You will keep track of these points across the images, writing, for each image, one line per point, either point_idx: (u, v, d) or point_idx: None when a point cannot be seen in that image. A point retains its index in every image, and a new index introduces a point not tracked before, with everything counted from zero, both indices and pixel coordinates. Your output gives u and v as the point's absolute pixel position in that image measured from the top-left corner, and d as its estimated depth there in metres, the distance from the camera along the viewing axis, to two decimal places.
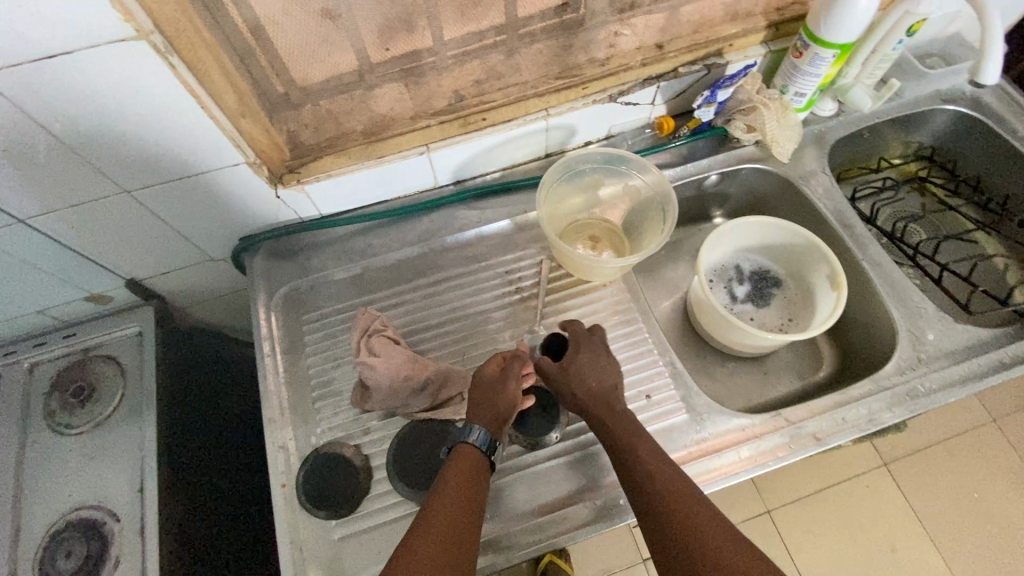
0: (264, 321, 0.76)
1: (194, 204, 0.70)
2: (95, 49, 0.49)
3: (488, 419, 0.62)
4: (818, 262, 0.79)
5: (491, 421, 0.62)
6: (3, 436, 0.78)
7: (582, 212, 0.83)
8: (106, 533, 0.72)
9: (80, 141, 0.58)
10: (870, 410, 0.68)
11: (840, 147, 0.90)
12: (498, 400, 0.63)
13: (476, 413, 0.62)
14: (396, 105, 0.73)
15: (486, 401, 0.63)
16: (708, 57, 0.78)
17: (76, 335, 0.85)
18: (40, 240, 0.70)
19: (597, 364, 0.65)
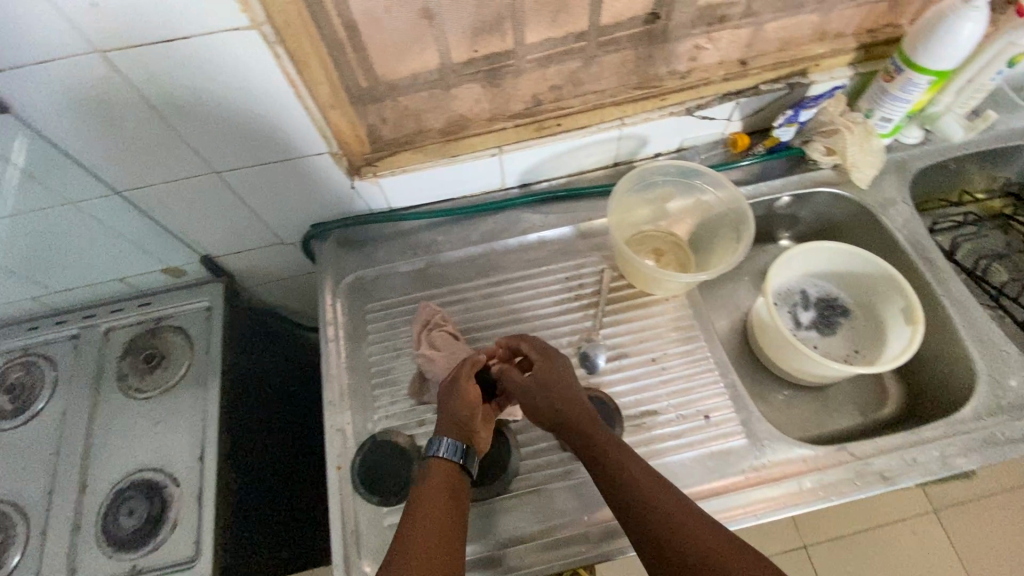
0: (330, 307, 0.78)
1: (275, 189, 0.73)
2: (213, 36, 0.52)
3: (455, 430, 0.61)
4: (892, 294, 0.77)
5: (458, 432, 0.61)
6: (78, 394, 0.82)
7: (647, 223, 0.83)
8: (166, 497, 0.75)
9: (183, 122, 0.61)
10: (942, 454, 0.65)
11: (922, 177, 0.86)
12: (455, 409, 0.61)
13: (441, 426, 0.61)
14: (474, 106, 0.74)
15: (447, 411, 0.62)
16: (792, 76, 0.77)
17: (151, 304, 0.89)
18: (131, 211, 0.74)
19: (561, 372, 0.63)
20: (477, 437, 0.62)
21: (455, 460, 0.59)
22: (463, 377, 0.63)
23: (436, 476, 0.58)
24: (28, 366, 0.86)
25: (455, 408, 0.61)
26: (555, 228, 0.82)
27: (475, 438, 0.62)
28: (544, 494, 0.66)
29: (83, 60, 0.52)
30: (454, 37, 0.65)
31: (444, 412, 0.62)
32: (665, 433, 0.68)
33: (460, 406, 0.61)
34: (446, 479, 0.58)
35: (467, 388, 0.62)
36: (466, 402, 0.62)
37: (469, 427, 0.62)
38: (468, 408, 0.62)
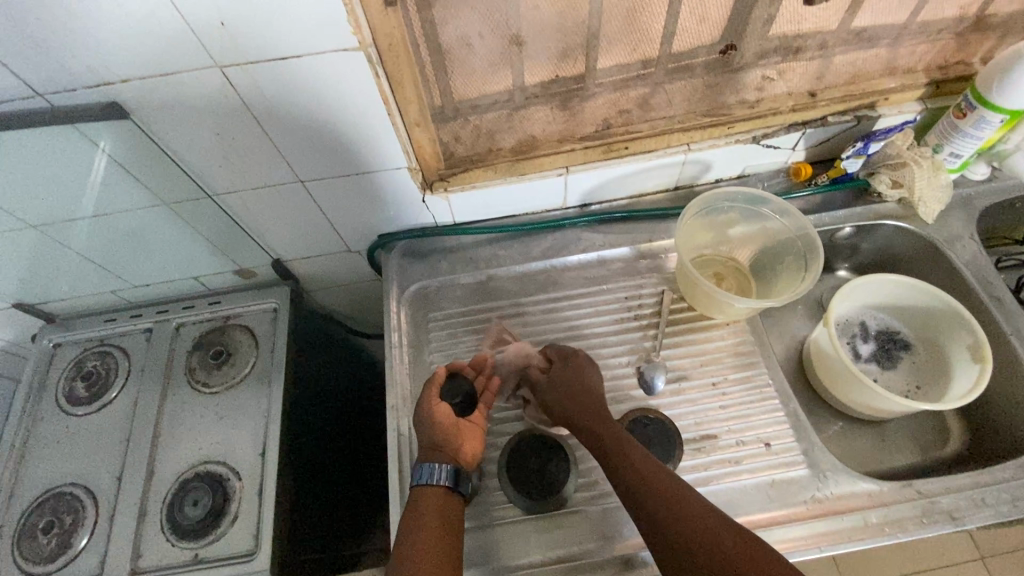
0: (394, 314, 0.80)
1: (352, 199, 0.76)
2: (322, 56, 0.56)
3: (437, 454, 0.64)
4: (959, 331, 0.75)
5: (443, 454, 0.64)
6: (149, 384, 0.86)
7: (708, 247, 0.83)
8: (228, 489, 0.77)
9: (279, 133, 0.65)
10: (1014, 496, 0.63)
11: (988, 214, 0.85)
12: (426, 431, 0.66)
13: (423, 452, 0.65)
14: (545, 128, 0.77)
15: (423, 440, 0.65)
16: (859, 108, 0.78)
17: (220, 303, 0.93)
18: (216, 213, 0.78)
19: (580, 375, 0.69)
20: (460, 451, 0.65)
21: (443, 483, 0.62)
22: (429, 405, 0.67)
23: (426, 502, 0.61)
24: (103, 355, 0.90)
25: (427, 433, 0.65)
26: (615, 248, 0.84)
27: (458, 452, 0.65)
28: (598, 511, 0.66)
29: (203, 73, 0.57)
30: (535, 62, 0.68)
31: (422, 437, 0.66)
32: (725, 458, 0.68)
33: (431, 431, 0.65)
34: (437, 503, 0.61)
35: (433, 411, 0.66)
36: (437, 426, 0.65)
37: (448, 445, 0.65)
38: (438, 429, 0.65)
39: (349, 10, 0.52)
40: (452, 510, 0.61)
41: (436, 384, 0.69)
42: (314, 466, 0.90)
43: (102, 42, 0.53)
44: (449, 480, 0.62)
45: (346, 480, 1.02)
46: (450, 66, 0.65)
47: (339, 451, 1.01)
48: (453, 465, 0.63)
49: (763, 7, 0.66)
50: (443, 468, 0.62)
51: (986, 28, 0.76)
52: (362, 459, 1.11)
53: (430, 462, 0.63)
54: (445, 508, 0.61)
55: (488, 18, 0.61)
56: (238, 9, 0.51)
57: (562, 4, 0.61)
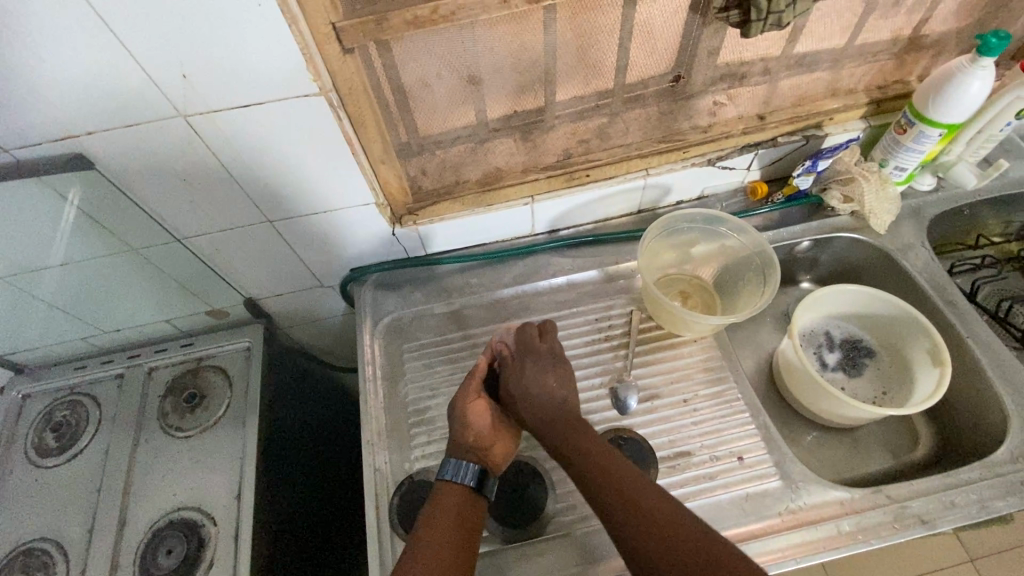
0: (368, 347, 0.81)
1: (322, 235, 0.78)
2: (283, 102, 0.58)
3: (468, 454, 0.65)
4: (918, 336, 0.78)
5: (471, 455, 0.65)
6: (120, 431, 0.85)
7: (673, 266, 0.86)
8: (203, 535, 0.76)
9: (245, 176, 0.66)
10: (981, 497, 0.64)
11: (939, 222, 0.89)
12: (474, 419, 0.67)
13: (456, 447, 0.66)
14: (508, 159, 0.79)
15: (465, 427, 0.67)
16: (807, 129, 0.82)
17: (193, 344, 0.92)
18: (186, 256, 0.79)
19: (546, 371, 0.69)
20: (490, 453, 0.67)
21: (468, 483, 0.63)
22: (465, 396, 0.69)
23: (447, 499, 0.62)
24: (73, 405, 0.89)
25: (462, 431, 0.66)
26: (583, 272, 0.86)
27: (488, 456, 0.66)
28: (578, 536, 0.65)
29: (167, 123, 0.58)
30: (494, 97, 0.70)
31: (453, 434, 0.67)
32: (699, 473, 0.69)
33: (466, 428, 0.66)
34: (459, 503, 0.61)
35: (469, 404, 0.68)
36: (470, 421, 0.67)
37: (479, 447, 0.66)
38: (471, 429, 0.66)
39: (307, 59, 0.55)
40: (471, 511, 0.62)
41: (477, 377, 0.70)
42: (291, 507, 0.88)
43: (66, 98, 0.54)
44: (472, 481, 0.63)
45: (322, 520, 0.99)
46: (411, 104, 0.67)
47: (316, 489, 0.98)
48: (481, 468, 0.64)
49: (707, 39, 0.70)
50: (469, 468, 0.63)
51: (920, 48, 0.80)
52: (342, 496, 1.09)
53: (458, 459, 0.64)
54: (466, 510, 0.61)
55: (444, 59, 0.63)
56: (200, 61, 0.53)
57: (514, 43, 0.64)
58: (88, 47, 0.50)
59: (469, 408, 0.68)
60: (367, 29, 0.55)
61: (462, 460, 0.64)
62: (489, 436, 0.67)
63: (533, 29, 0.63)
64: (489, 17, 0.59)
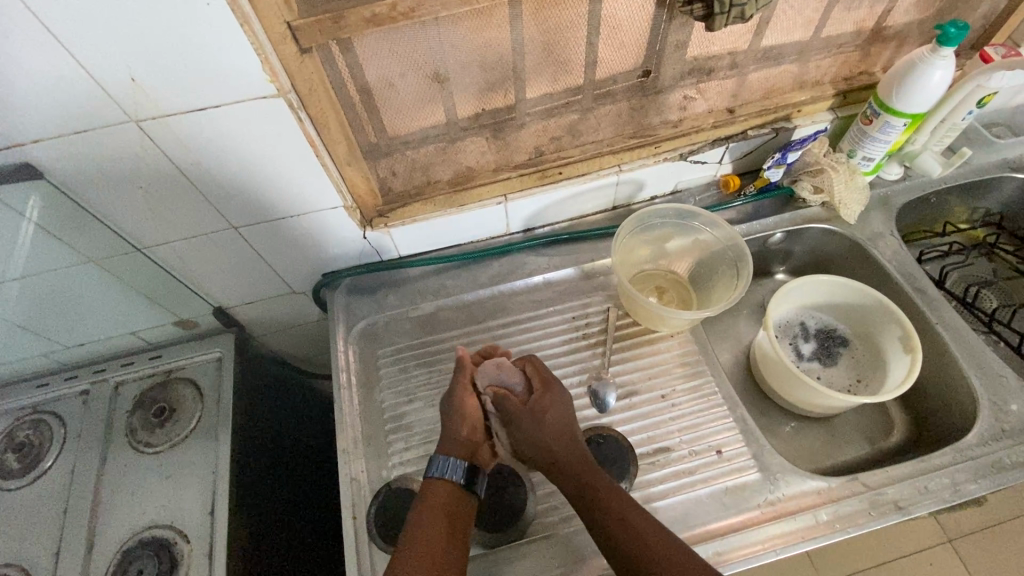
0: (342, 353, 0.79)
1: (290, 241, 0.76)
2: (240, 104, 0.57)
3: (453, 448, 0.64)
4: (889, 324, 0.79)
5: (461, 451, 0.64)
6: (86, 449, 0.82)
7: (649, 262, 0.86)
8: (176, 554, 0.73)
9: (205, 182, 0.64)
10: (954, 481, 0.65)
11: (906, 211, 0.90)
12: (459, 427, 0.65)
13: (445, 444, 0.64)
14: (479, 158, 0.78)
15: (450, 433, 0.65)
16: (776, 121, 0.83)
17: (161, 356, 0.90)
18: (149, 267, 0.76)
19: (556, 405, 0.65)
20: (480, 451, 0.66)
21: (457, 479, 0.61)
22: (461, 390, 0.67)
23: (436, 497, 0.60)
24: (36, 423, 0.86)
25: (457, 427, 0.65)
26: (559, 270, 0.85)
27: (478, 455, 0.66)
28: (559, 537, 0.65)
29: (120, 130, 0.56)
30: (462, 96, 0.69)
31: (451, 430, 0.65)
32: (679, 470, 0.68)
33: (460, 424, 0.65)
34: (447, 502, 0.60)
35: (463, 403, 0.66)
36: (465, 416, 0.66)
37: (471, 442, 0.65)
38: (467, 423, 0.66)
39: (263, 59, 0.53)
40: (460, 506, 0.61)
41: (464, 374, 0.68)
42: (267, 520, 0.85)
43: (7, 105, 0.52)
44: (462, 477, 0.62)
45: (300, 533, 0.96)
46: (377, 105, 0.66)
47: (292, 500, 0.96)
48: (471, 465, 0.63)
49: (675, 33, 0.69)
50: (458, 465, 0.62)
51: (884, 38, 0.81)
52: (321, 507, 1.07)
53: (449, 456, 0.63)
54: (455, 505, 0.60)
55: (408, 57, 0.62)
56: (149, 64, 0.51)
57: (479, 40, 0.63)
58: (27, 52, 0.48)
59: (464, 405, 0.66)
60: (325, 28, 0.54)
61: (451, 458, 0.63)
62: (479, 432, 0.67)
63: (497, 26, 0.62)
64: (450, 14, 0.58)
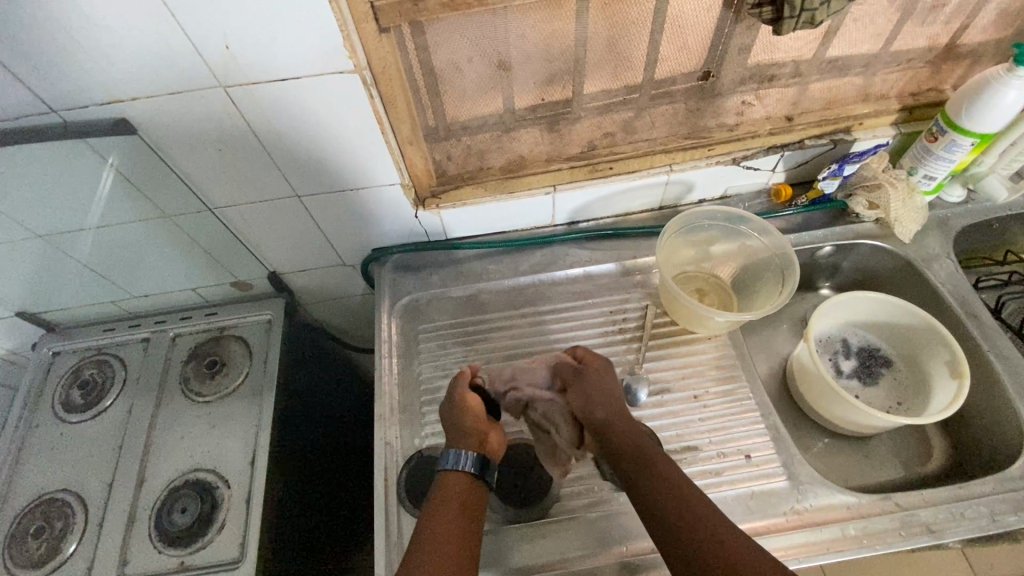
0: (385, 324, 0.83)
1: (347, 213, 0.80)
2: (318, 77, 0.60)
3: (462, 442, 0.64)
4: (937, 348, 0.77)
5: (470, 441, 0.64)
6: (144, 392, 0.88)
7: (692, 264, 0.86)
8: (216, 497, 0.78)
9: (277, 149, 0.68)
10: (992, 510, 0.63)
11: (966, 235, 0.87)
12: (464, 425, 0.65)
13: (452, 439, 0.65)
14: (533, 148, 0.80)
15: (457, 430, 0.65)
16: (835, 133, 0.81)
17: (217, 314, 0.95)
18: (216, 227, 0.81)
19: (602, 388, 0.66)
20: (488, 441, 0.65)
21: (469, 470, 0.62)
22: (461, 391, 0.67)
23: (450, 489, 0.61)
24: (100, 364, 0.92)
25: (461, 420, 0.65)
26: (601, 264, 0.86)
27: (487, 444, 0.65)
28: (581, 521, 0.66)
29: (208, 93, 0.61)
30: (523, 84, 0.71)
31: (454, 426, 0.65)
32: (706, 469, 0.69)
33: (463, 416, 0.65)
34: (462, 492, 0.61)
35: (464, 400, 0.67)
36: (467, 409, 0.66)
37: (476, 433, 0.65)
38: (469, 413, 0.66)
39: (344, 35, 0.56)
40: (474, 500, 0.61)
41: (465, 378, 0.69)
42: (302, 476, 0.90)
43: (112, 62, 0.56)
44: (474, 468, 0.62)
45: (330, 495, 1.00)
46: (441, 87, 0.69)
47: (325, 461, 1.00)
48: (481, 456, 0.63)
49: (740, 35, 0.70)
50: (469, 456, 0.62)
51: (957, 56, 0.79)
52: (348, 474, 1.11)
53: (458, 448, 0.63)
54: (469, 498, 0.61)
55: (476, 43, 0.65)
56: (241, 33, 0.55)
57: (546, 30, 0.65)
58: (137, 14, 0.52)
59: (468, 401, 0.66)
60: (404, 10, 0.57)
61: (459, 449, 0.63)
62: (484, 420, 0.66)
63: (565, 16, 0.64)
64: (521, 3, 0.60)
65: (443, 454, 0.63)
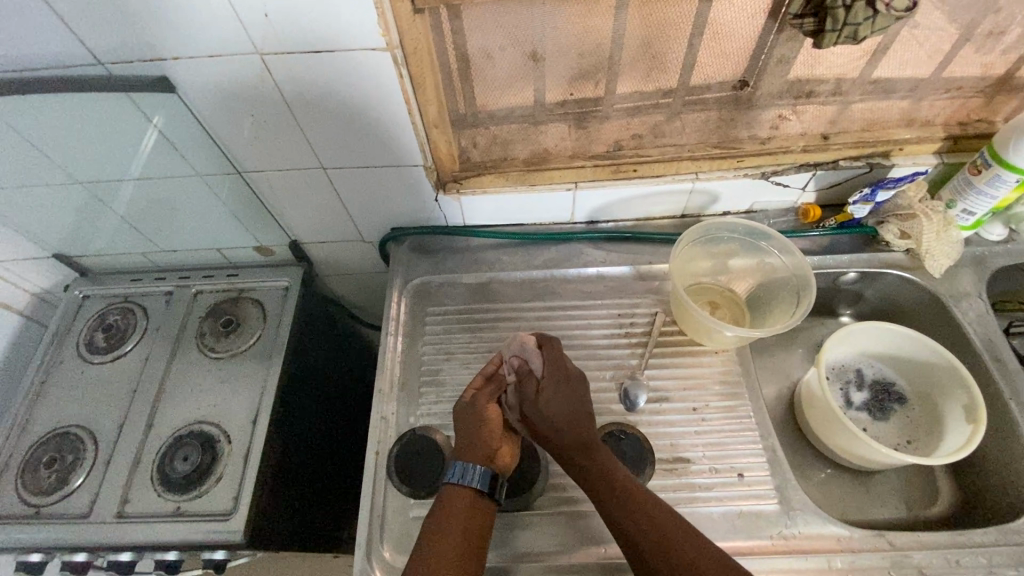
0: (395, 303, 0.84)
1: (369, 189, 0.81)
2: (352, 52, 0.61)
3: (472, 455, 0.64)
4: (955, 389, 0.74)
5: (479, 455, 0.64)
6: (162, 342, 0.92)
7: (707, 275, 0.85)
8: (217, 450, 0.81)
9: (307, 120, 0.70)
10: (991, 562, 0.61)
11: (1002, 276, 0.83)
12: (478, 437, 0.65)
13: (460, 450, 0.65)
14: (558, 143, 0.80)
15: (469, 441, 0.65)
16: (873, 156, 0.78)
17: (238, 275, 0.99)
18: (244, 190, 0.84)
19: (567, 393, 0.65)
20: (499, 453, 0.66)
21: (475, 485, 0.62)
22: (477, 402, 0.68)
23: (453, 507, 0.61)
24: (124, 311, 0.96)
25: (477, 430, 0.66)
26: (614, 266, 0.85)
27: (496, 459, 0.65)
28: (565, 518, 0.66)
29: (246, 59, 0.63)
30: (554, 77, 0.71)
31: (468, 435, 0.66)
32: (696, 482, 0.68)
33: (478, 427, 0.66)
34: (466, 510, 0.61)
35: (483, 410, 0.67)
36: (483, 419, 0.66)
37: (488, 446, 0.65)
38: (484, 424, 0.66)
39: (380, 12, 0.57)
40: (479, 516, 0.61)
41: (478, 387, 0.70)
42: (301, 441, 0.92)
43: (159, 21, 0.59)
44: (479, 484, 0.62)
45: (327, 463, 1.03)
46: (472, 74, 0.69)
47: (326, 430, 1.02)
48: (487, 471, 0.63)
49: (782, 46, 0.68)
50: (476, 470, 0.62)
51: (1012, 87, 0.76)
52: (346, 445, 1.13)
53: (464, 462, 0.64)
54: (472, 513, 0.61)
55: (510, 32, 0.65)
56: (282, 4, 0.56)
57: (582, 24, 0.65)
58: None
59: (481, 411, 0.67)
60: None
61: (468, 463, 0.63)
62: (498, 435, 0.66)
63: (601, 12, 0.63)
64: None
65: (451, 470, 0.64)
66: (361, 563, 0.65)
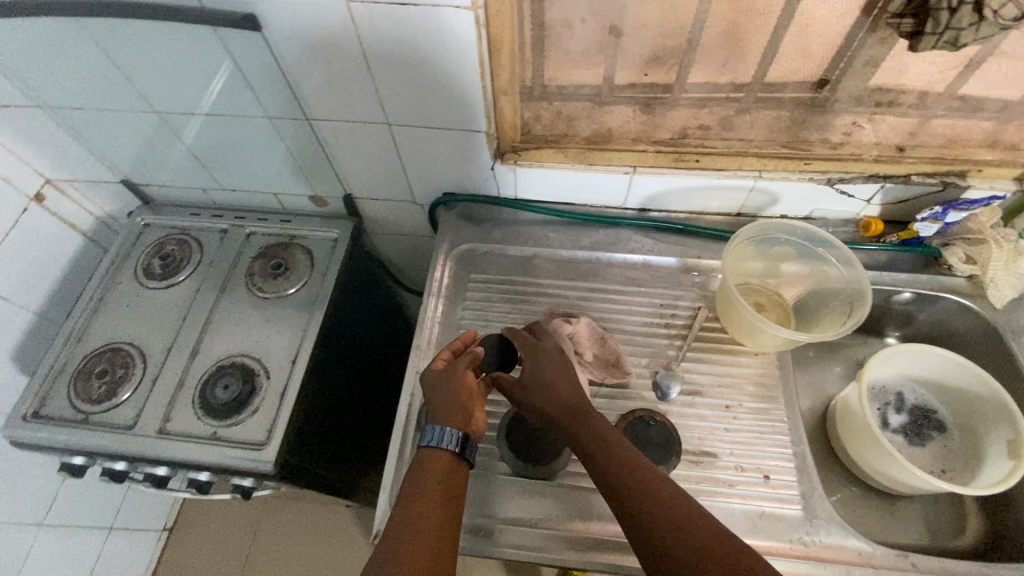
0: (440, 266, 0.86)
1: (430, 150, 0.82)
2: (436, 8, 0.62)
3: (449, 418, 0.63)
4: (1001, 422, 0.71)
5: (457, 420, 0.63)
6: (214, 276, 0.95)
7: (756, 277, 0.83)
8: (256, 384, 0.84)
9: (381, 73, 0.71)
10: None
11: None
12: (452, 404, 0.64)
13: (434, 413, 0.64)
14: (623, 124, 0.78)
15: (443, 408, 0.64)
16: (948, 175, 0.75)
17: (290, 221, 1.02)
18: (308, 138, 0.86)
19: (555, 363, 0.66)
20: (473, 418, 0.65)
21: (452, 449, 0.61)
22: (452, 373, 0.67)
23: (432, 464, 0.60)
24: (180, 243, 1.00)
25: (451, 395, 0.65)
26: (662, 256, 0.85)
27: (472, 424, 0.64)
28: (584, 492, 0.67)
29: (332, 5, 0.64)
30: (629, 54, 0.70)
31: (444, 397, 0.65)
32: (721, 477, 0.68)
33: (452, 394, 0.65)
34: (447, 470, 0.60)
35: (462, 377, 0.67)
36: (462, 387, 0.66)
37: (463, 411, 0.64)
38: (460, 389, 0.65)
39: None
40: (459, 476, 0.61)
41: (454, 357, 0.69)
42: (334, 387, 0.95)
43: None
44: (457, 447, 0.61)
45: (355, 413, 1.06)
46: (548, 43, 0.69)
47: (358, 382, 1.05)
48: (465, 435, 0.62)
49: (872, 47, 0.65)
50: (454, 433, 0.62)
51: None
52: (374, 400, 1.16)
53: (442, 426, 0.62)
54: (452, 476, 0.60)
55: (592, 3, 0.64)
56: None
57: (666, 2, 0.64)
58: None
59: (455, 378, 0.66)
60: None
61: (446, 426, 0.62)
62: (473, 399, 0.66)
63: None
64: None
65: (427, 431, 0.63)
66: (384, 507, 0.67)
